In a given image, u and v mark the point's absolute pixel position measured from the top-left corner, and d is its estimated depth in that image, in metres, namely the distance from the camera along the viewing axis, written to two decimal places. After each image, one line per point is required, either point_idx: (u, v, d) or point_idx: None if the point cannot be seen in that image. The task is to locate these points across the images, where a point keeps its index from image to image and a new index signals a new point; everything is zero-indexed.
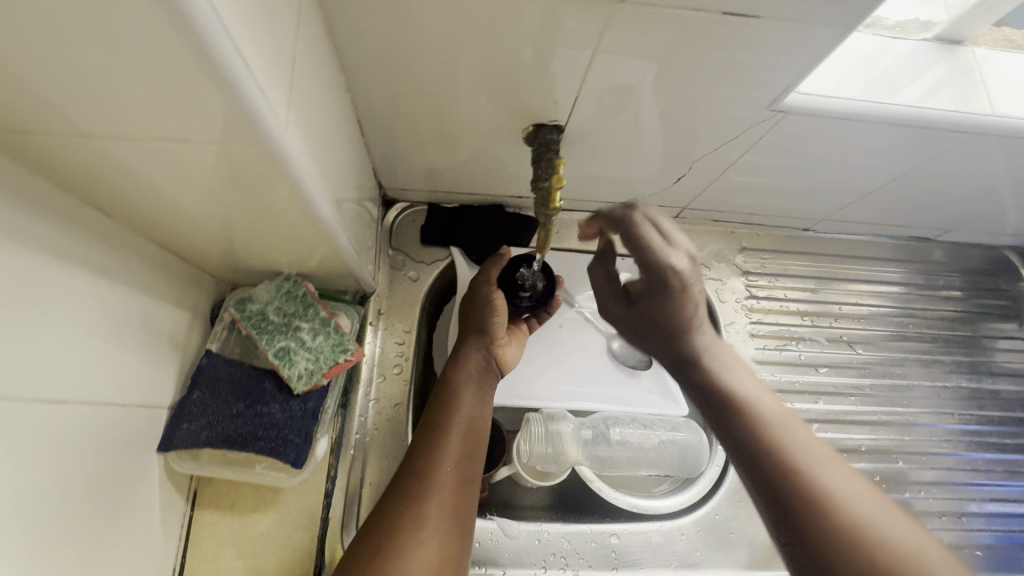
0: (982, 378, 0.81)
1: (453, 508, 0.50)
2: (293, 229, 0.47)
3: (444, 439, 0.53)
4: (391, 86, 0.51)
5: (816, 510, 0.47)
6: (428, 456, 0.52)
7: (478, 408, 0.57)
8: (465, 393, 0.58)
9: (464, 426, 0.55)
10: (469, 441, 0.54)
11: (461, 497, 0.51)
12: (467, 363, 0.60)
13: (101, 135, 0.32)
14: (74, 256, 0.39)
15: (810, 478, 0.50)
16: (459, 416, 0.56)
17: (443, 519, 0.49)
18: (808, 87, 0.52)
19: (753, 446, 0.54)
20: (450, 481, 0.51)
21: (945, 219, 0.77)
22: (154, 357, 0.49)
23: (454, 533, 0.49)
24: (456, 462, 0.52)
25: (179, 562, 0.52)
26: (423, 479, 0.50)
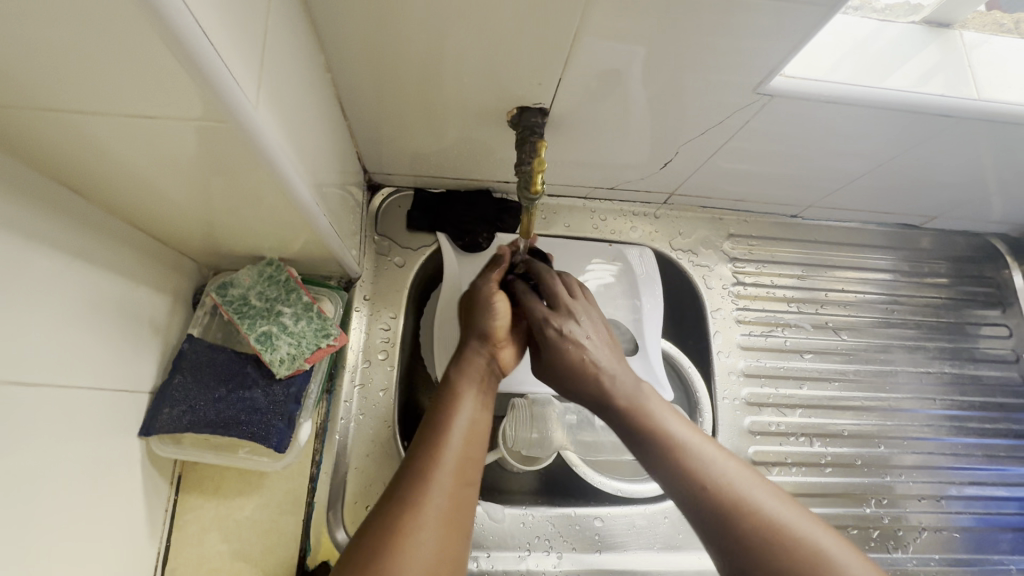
0: (965, 364, 0.82)
1: (453, 517, 0.42)
2: (272, 212, 0.46)
3: (443, 436, 0.47)
4: (373, 67, 0.50)
5: (743, 539, 0.41)
6: (426, 456, 0.45)
7: (481, 409, 0.51)
8: (468, 392, 0.52)
9: (466, 426, 0.49)
10: (471, 443, 0.48)
11: (462, 504, 0.44)
12: (471, 366, 0.55)
13: (67, 111, 0.31)
14: (46, 237, 0.39)
15: (738, 501, 0.43)
16: (461, 415, 0.49)
17: (441, 527, 0.41)
18: (795, 70, 0.52)
19: (666, 460, 0.47)
20: (449, 486, 0.44)
21: (932, 206, 0.77)
22: (133, 341, 0.49)
23: (454, 532, 0.42)
24: (457, 465, 0.45)
25: (163, 545, 0.52)
26: (419, 482, 0.43)
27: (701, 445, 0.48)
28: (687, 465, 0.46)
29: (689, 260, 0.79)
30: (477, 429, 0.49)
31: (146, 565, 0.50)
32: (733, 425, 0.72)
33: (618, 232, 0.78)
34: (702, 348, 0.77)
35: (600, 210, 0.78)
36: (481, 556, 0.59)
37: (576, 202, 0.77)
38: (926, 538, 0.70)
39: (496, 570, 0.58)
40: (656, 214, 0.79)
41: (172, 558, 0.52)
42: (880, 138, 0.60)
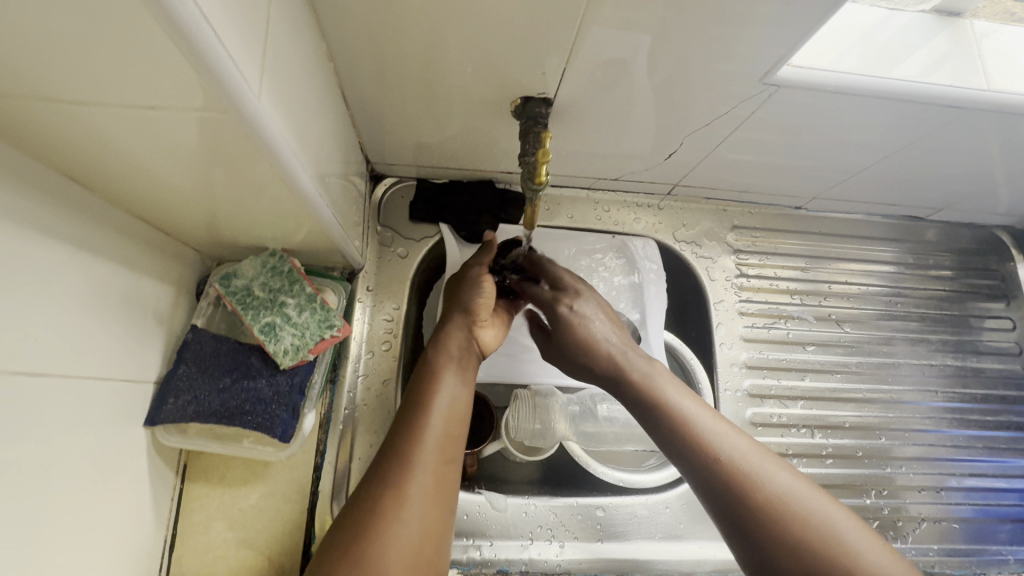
0: (968, 356, 0.82)
1: (437, 493, 0.44)
2: (276, 203, 0.46)
3: (426, 416, 0.47)
4: (375, 56, 0.50)
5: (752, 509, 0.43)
6: (409, 436, 0.46)
7: (462, 387, 0.52)
8: (449, 371, 0.52)
9: (448, 405, 0.49)
10: (453, 422, 0.49)
11: (445, 481, 0.45)
12: (449, 344, 0.55)
13: (69, 101, 0.31)
14: (50, 228, 0.39)
15: (752, 477, 0.45)
16: (442, 394, 0.50)
17: (426, 504, 0.42)
18: (803, 59, 0.51)
19: (684, 441, 0.49)
20: (433, 464, 0.45)
21: (938, 198, 0.76)
22: (137, 331, 0.49)
23: (436, 514, 0.43)
24: (437, 444, 0.46)
25: (170, 533, 0.53)
26: (403, 462, 0.44)
27: (715, 425, 0.49)
28: (704, 445, 0.48)
29: (693, 252, 0.79)
30: (459, 407, 0.50)
31: (153, 552, 0.50)
32: (735, 417, 0.72)
33: (621, 224, 0.78)
34: (704, 340, 0.77)
35: (604, 201, 0.77)
36: (484, 545, 0.59)
37: (579, 193, 0.77)
38: (925, 529, 0.71)
39: (499, 558, 0.59)
40: (660, 206, 0.79)
41: (178, 545, 0.53)
42: (887, 128, 0.59)
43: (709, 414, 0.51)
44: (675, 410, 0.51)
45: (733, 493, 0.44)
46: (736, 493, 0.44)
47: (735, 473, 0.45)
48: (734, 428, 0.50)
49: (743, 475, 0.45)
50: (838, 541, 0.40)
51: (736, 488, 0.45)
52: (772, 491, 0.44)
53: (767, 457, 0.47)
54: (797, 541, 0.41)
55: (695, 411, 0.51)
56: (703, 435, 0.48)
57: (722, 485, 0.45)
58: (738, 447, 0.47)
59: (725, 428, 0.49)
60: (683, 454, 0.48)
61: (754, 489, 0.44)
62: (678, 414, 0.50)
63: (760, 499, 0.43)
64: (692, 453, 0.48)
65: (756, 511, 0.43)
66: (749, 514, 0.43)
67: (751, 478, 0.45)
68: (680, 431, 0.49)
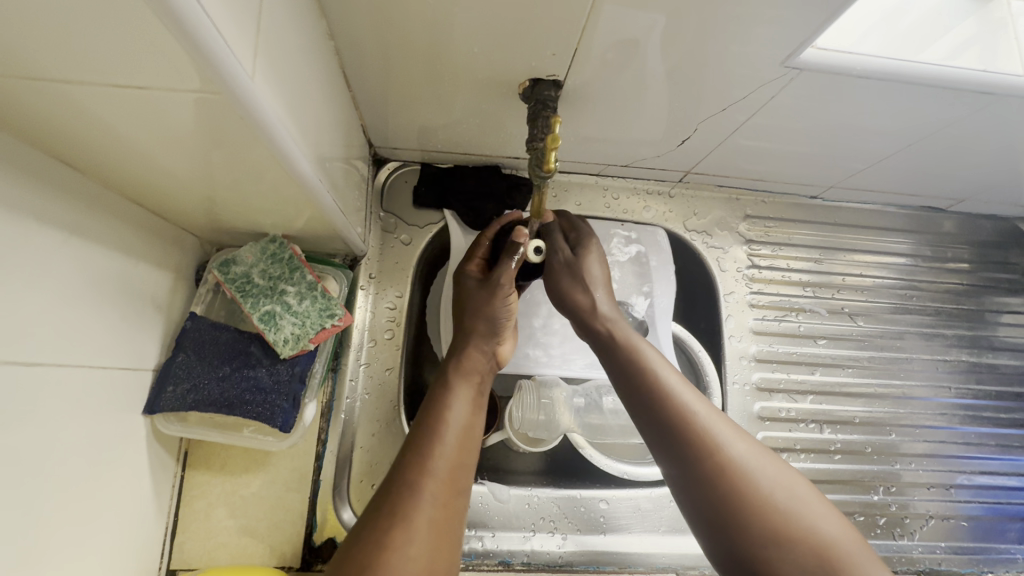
0: (983, 352, 0.80)
1: (443, 528, 0.42)
2: (275, 189, 0.45)
3: (435, 447, 0.46)
4: (377, 36, 0.47)
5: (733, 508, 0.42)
6: (417, 467, 0.44)
7: (474, 413, 0.50)
8: (460, 396, 0.51)
9: (458, 433, 0.48)
10: (463, 450, 0.47)
11: (453, 513, 0.44)
12: (469, 364, 0.54)
13: (49, 80, 0.29)
14: (43, 213, 0.37)
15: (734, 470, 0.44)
16: (452, 422, 0.48)
17: (433, 539, 0.41)
18: (828, 41, 0.49)
19: (669, 430, 0.47)
20: (440, 496, 0.43)
21: (959, 189, 0.74)
22: (135, 319, 0.48)
23: (444, 548, 0.41)
24: (448, 474, 0.45)
25: (171, 520, 0.53)
26: (408, 494, 0.42)
27: (697, 405, 0.48)
28: (686, 427, 0.46)
29: (703, 242, 0.77)
30: (469, 435, 0.49)
31: (154, 539, 0.50)
32: (743, 411, 0.71)
33: (630, 212, 0.76)
34: (713, 331, 0.76)
35: (613, 187, 0.75)
36: (485, 535, 0.59)
37: (587, 179, 0.75)
38: (933, 526, 0.70)
39: (501, 550, 0.59)
40: (670, 193, 0.77)
41: (179, 532, 0.53)
42: (912, 116, 0.57)
43: (691, 394, 0.49)
44: (658, 390, 0.49)
45: (719, 489, 0.43)
46: (721, 486, 0.43)
47: (719, 461, 0.44)
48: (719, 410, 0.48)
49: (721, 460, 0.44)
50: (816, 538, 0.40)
51: (715, 473, 0.44)
52: (749, 476, 0.43)
53: (744, 440, 0.46)
54: (775, 533, 0.41)
55: (677, 392, 0.49)
56: (684, 418, 0.47)
57: (699, 470, 0.44)
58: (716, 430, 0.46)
59: (706, 409, 0.48)
60: (662, 435, 0.47)
61: (732, 474, 0.43)
62: (661, 394, 0.49)
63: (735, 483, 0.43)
64: (675, 448, 0.46)
65: (732, 496, 0.42)
66: (725, 499, 0.43)
67: (731, 464, 0.44)
68: (663, 409, 0.48)
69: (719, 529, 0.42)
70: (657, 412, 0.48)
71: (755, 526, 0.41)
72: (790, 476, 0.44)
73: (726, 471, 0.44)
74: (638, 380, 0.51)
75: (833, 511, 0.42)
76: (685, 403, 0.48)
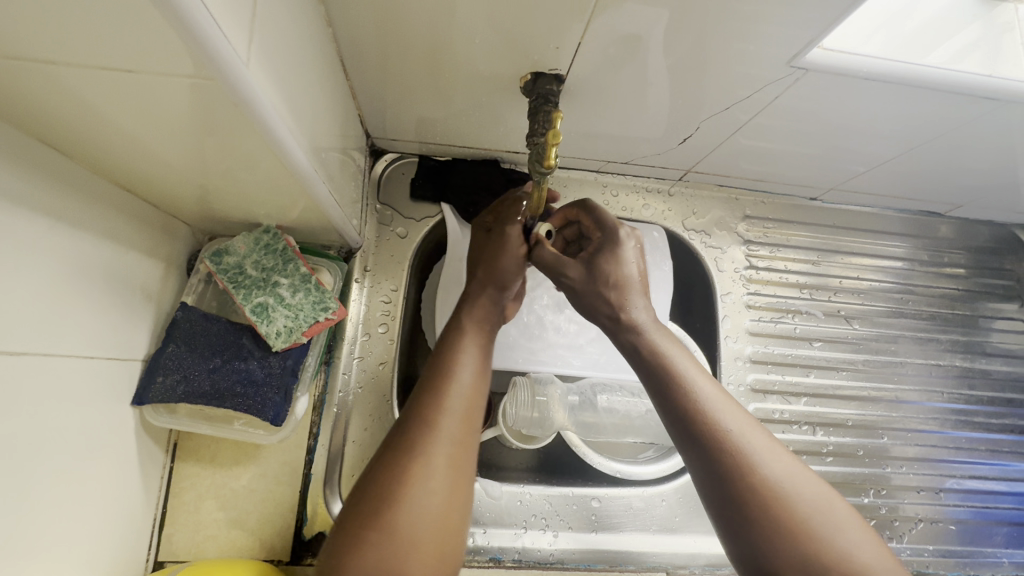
0: (976, 358, 0.81)
1: (460, 467, 0.41)
2: (270, 178, 0.44)
3: (451, 387, 0.44)
4: (377, 24, 0.46)
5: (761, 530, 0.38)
6: (432, 405, 0.42)
7: (484, 356, 0.48)
8: (471, 337, 0.48)
9: (472, 374, 0.45)
10: (477, 392, 0.45)
11: (469, 450, 0.42)
12: (481, 309, 0.51)
13: (38, 61, 0.28)
14: (31, 199, 0.36)
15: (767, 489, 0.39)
16: (465, 364, 0.46)
17: (451, 475, 0.40)
18: (835, 42, 0.48)
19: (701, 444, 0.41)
20: (457, 434, 0.42)
21: (958, 194, 0.74)
22: (125, 308, 0.47)
23: (461, 488, 0.41)
24: (465, 413, 0.43)
25: (159, 513, 0.52)
26: (423, 435, 0.41)
27: (733, 416, 0.42)
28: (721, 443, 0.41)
29: (702, 241, 0.77)
30: (482, 376, 0.47)
31: (143, 531, 0.50)
32: None
33: (630, 210, 0.75)
34: (709, 332, 0.75)
35: (613, 184, 0.75)
36: (476, 532, 0.59)
37: (587, 175, 0.74)
38: (921, 529, 0.71)
39: (492, 546, 0.58)
40: (670, 192, 0.76)
41: (167, 524, 0.52)
42: (916, 120, 0.56)
43: (726, 401, 0.43)
44: (691, 398, 0.43)
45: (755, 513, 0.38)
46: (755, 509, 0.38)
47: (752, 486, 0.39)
48: (757, 426, 0.42)
49: (763, 482, 0.39)
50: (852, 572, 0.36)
51: (755, 494, 0.38)
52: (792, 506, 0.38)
53: (782, 454, 0.41)
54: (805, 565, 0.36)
55: (712, 400, 0.43)
56: (718, 430, 0.41)
57: (733, 487, 0.39)
58: (755, 445, 0.41)
59: (745, 423, 0.42)
60: (693, 448, 0.41)
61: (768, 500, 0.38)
62: (696, 402, 0.43)
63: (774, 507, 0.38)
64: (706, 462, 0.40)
65: (771, 522, 0.37)
66: (767, 525, 0.37)
67: (771, 484, 0.39)
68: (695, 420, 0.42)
69: (753, 556, 0.38)
70: (687, 423, 0.42)
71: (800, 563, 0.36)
72: (834, 507, 0.39)
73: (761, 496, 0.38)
74: (666, 385, 0.44)
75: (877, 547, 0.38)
76: (720, 413, 0.42)
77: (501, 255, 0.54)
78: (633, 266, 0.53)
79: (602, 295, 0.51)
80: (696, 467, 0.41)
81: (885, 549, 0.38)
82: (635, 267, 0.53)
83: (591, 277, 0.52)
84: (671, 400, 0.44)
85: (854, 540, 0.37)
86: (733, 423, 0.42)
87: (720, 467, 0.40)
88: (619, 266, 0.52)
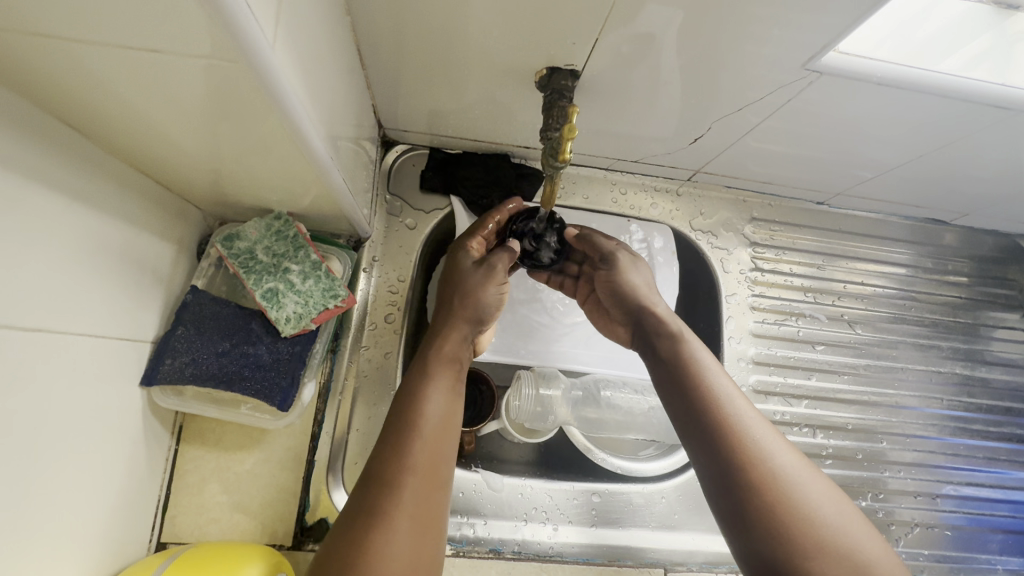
0: (977, 366, 0.81)
1: (425, 521, 0.41)
2: (283, 164, 0.44)
3: (415, 440, 0.44)
4: (395, 15, 0.46)
5: (764, 511, 0.40)
6: (394, 460, 0.42)
7: (454, 399, 0.48)
8: (438, 382, 0.48)
9: (438, 423, 0.46)
10: (442, 440, 0.45)
11: (433, 506, 0.42)
12: (449, 348, 0.51)
13: (62, 38, 0.28)
14: (48, 177, 0.37)
15: (773, 472, 0.41)
16: (431, 412, 0.46)
17: (415, 534, 0.40)
18: (850, 45, 0.48)
19: (710, 431, 0.44)
20: (420, 490, 0.42)
21: (965, 202, 0.74)
22: (136, 290, 0.47)
23: (425, 543, 0.40)
24: (427, 464, 0.43)
25: (163, 495, 0.52)
26: (387, 494, 0.40)
27: (746, 410, 0.45)
28: (733, 429, 0.44)
29: (708, 242, 0.77)
30: (449, 424, 0.47)
31: (147, 512, 0.50)
32: None
33: (638, 208, 0.75)
34: (713, 332, 0.76)
35: (622, 182, 0.75)
36: (477, 523, 0.59)
37: (597, 173, 0.74)
38: (918, 534, 0.71)
39: (492, 537, 0.59)
40: (678, 192, 0.77)
41: (170, 506, 0.53)
42: (929, 126, 0.57)
43: (742, 399, 0.47)
44: (709, 392, 0.46)
45: (758, 493, 0.40)
46: (759, 490, 0.40)
47: (758, 467, 0.42)
48: (764, 417, 0.45)
49: (769, 466, 0.42)
50: (850, 553, 0.38)
51: (760, 479, 0.41)
52: (794, 487, 0.41)
53: (784, 445, 0.44)
54: (807, 544, 0.38)
55: (729, 394, 0.46)
56: (731, 417, 0.45)
57: (739, 470, 0.42)
58: (764, 436, 0.44)
59: (752, 413, 0.45)
60: (700, 436, 0.45)
61: (774, 481, 0.41)
62: (713, 394, 0.46)
63: (779, 490, 0.40)
64: (713, 446, 0.43)
65: (774, 506, 0.40)
66: (769, 507, 0.40)
67: (778, 475, 0.41)
68: (709, 409, 0.45)
69: (755, 536, 0.39)
70: (702, 413, 0.45)
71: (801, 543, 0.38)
72: (835, 495, 0.41)
73: (767, 477, 0.41)
74: (686, 376, 0.48)
75: (876, 535, 0.40)
76: (735, 404, 0.46)
77: (481, 289, 0.56)
78: (644, 274, 0.61)
79: (629, 296, 0.58)
80: (701, 453, 0.44)
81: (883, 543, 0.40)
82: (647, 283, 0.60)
83: (617, 280, 0.59)
84: (688, 391, 0.47)
85: (854, 531, 0.39)
86: (742, 410, 0.45)
87: (727, 454, 0.43)
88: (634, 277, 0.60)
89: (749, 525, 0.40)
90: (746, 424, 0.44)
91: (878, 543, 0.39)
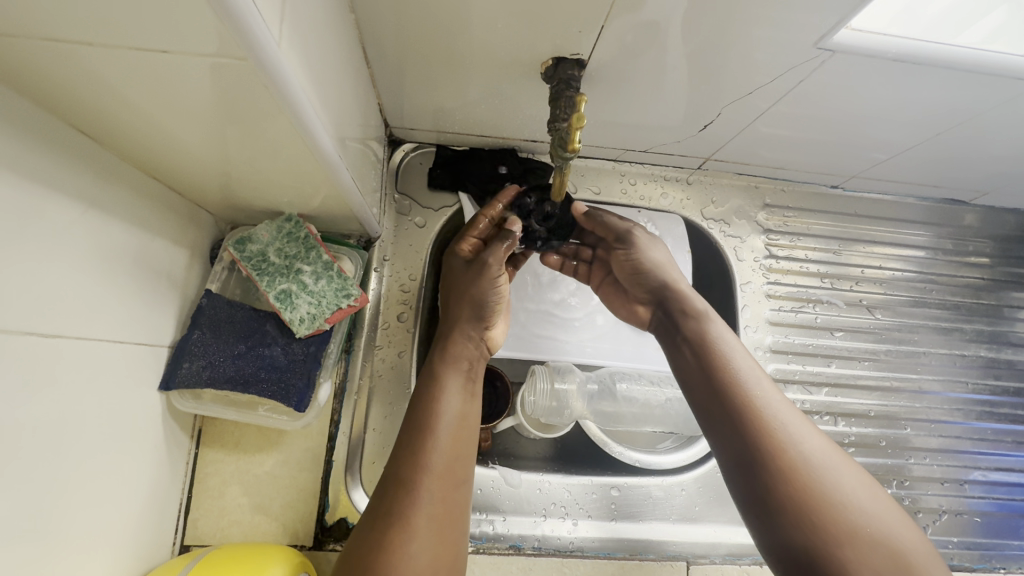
0: (1002, 348, 0.79)
1: (445, 518, 0.41)
2: (292, 165, 0.44)
3: (428, 442, 0.44)
4: (398, 13, 0.46)
5: (791, 497, 0.39)
6: (411, 462, 0.43)
7: (467, 400, 0.49)
8: (450, 384, 0.49)
9: (453, 423, 0.46)
10: (457, 439, 0.46)
11: (452, 503, 0.42)
12: (457, 350, 0.52)
13: (73, 43, 0.28)
14: (64, 184, 0.37)
15: (800, 457, 0.41)
16: (445, 412, 0.46)
17: (435, 532, 0.40)
18: (863, 22, 0.47)
19: (736, 415, 0.44)
20: (438, 489, 0.42)
21: (984, 181, 0.73)
22: (152, 296, 0.48)
23: (447, 540, 0.41)
24: (445, 464, 0.44)
25: (184, 498, 0.53)
26: (405, 494, 0.41)
27: (773, 396, 0.45)
28: (758, 413, 0.43)
29: (720, 230, 0.76)
30: (464, 424, 0.47)
31: (170, 515, 0.51)
32: None
33: (648, 199, 0.75)
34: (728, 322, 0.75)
35: (631, 173, 0.74)
36: (496, 519, 0.59)
37: (605, 164, 0.74)
38: (946, 521, 0.70)
39: (512, 534, 0.58)
40: (689, 180, 0.76)
41: (191, 509, 0.53)
42: (947, 103, 0.55)
43: (769, 384, 0.46)
44: (733, 376, 0.46)
45: (785, 479, 0.40)
46: (786, 476, 0.40)
47: (784, 451, 0.41)
48: (792, 404, 0.45)
49: (795, 450, 0.41)
50: (883, 540, 0.36)
51: (786, 464, 0.40)
52: (820, 471, 0.40)
53: (812, 431, 0.43)
54: (836, 530, 0.37)
55: (754, 379, 0.46)
56: (756, 402, 0.44)
57: (765, 455, 0.41)
58: (791, 421, 0.43)
59: (779, 399, 0.45)
60: (724, 420, 0.44)
61: (800, 466, 0.40)
62: (737, 378, 0.46)
63: (806, 475, 0.40)
64: (738, 431, 0.43)
65: (803, 494, 0.39)
66: (796, 492, 0.39)
67: (805, 460, 0.40)
68: (734, 394, 0.45)
69: (781, 521, 0.39)
70: (725, 396, 0.45)
71: (829, 528, 0.37)
72: (867, 483, 0.40)
73: (794, 462, 0.40)
74: (709, 360, 0.48)
75: (911, 525, 0.38)
76: (761, 389, 0.45)
77: (478, 289, 0.54)
78: (664, 251, 0.61)
79: (652, 275, 0.58)
80: (726, 437, 0.44)
81: (918, 534, 0.38)
82: (667, 261, 0.60)
83: (636, 258, 0.59)
84: (711, 376, 0.47)
85: (886, 518, 0.38)
86: (769, 396, 0.45)
87: (754, 440, 0.42)
88: (653, 254, 0.60)
89: (775, 510, 0.39)
90: (771, 409, 0.43)
91: (913, 530, 0.38)
